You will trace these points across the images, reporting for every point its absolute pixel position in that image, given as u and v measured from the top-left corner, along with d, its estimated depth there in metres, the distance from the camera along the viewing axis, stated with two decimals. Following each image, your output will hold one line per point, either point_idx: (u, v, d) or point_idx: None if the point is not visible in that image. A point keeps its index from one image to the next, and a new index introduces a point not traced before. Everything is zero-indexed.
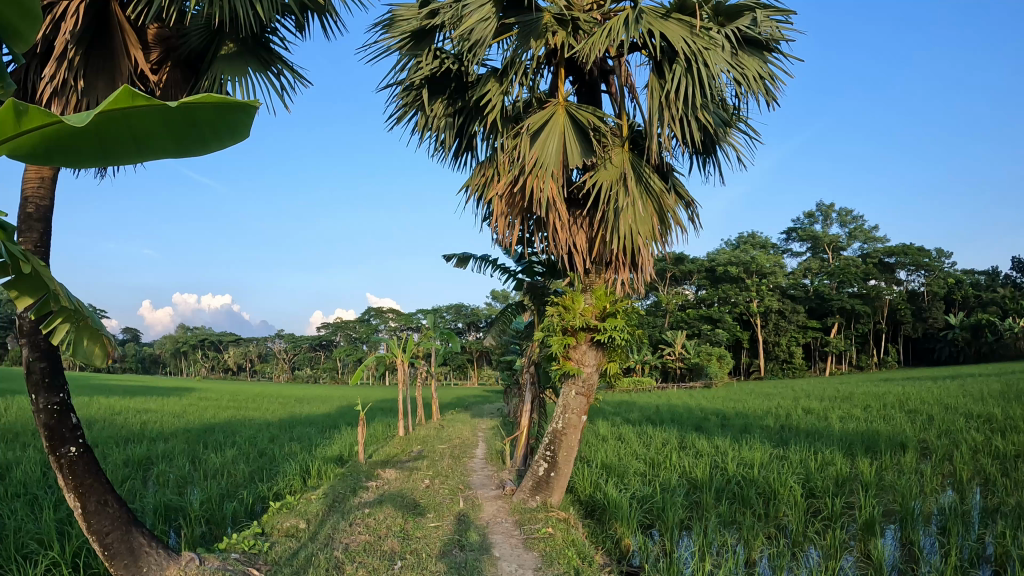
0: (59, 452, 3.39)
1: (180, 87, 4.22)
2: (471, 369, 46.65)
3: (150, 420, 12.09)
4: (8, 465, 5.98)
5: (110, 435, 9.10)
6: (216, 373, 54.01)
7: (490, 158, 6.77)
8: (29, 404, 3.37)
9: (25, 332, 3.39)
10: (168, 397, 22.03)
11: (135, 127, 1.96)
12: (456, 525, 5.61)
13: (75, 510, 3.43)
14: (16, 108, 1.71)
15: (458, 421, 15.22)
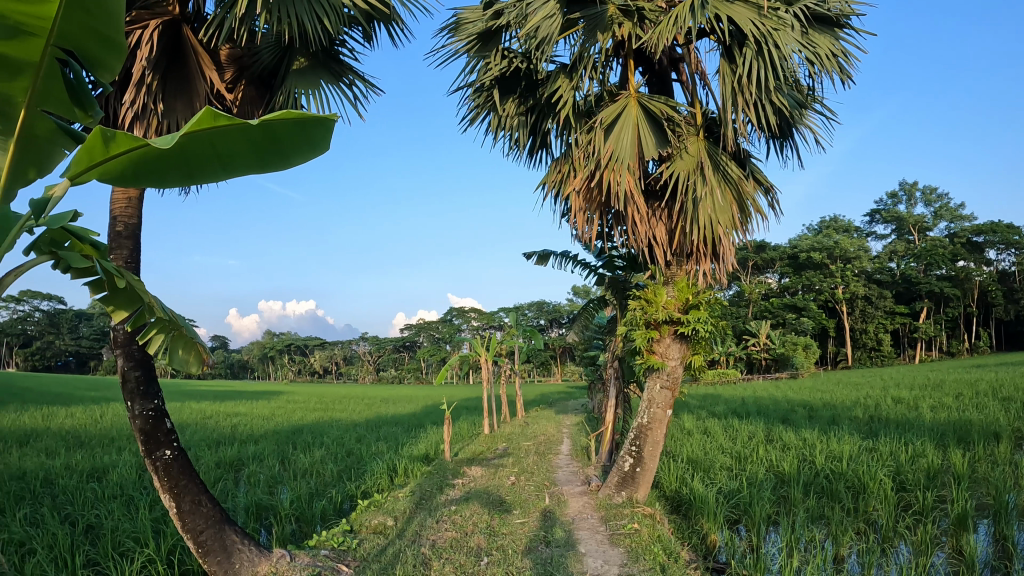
0: (155, 455, 3.58)
1: (256, 104, 4.40)
2: (555, 366, 46.66)
3: (244, 423, 12.60)
4: (108, 468, 6.34)
5: (207, 438, 9.53)
6: (304, 376, 55.85)
7: (565, 154, 6.75)
8: (126, 410, 3.57)
9: (119, 343, 3.58)
10: (263, 401, 22.94)
11: (212, 148, 2.32)
12: (542, 522, 5.63)
13: (171, 510, 3.62)
14: (102, 134, 2.03)
15: (543, 418, 15.26)
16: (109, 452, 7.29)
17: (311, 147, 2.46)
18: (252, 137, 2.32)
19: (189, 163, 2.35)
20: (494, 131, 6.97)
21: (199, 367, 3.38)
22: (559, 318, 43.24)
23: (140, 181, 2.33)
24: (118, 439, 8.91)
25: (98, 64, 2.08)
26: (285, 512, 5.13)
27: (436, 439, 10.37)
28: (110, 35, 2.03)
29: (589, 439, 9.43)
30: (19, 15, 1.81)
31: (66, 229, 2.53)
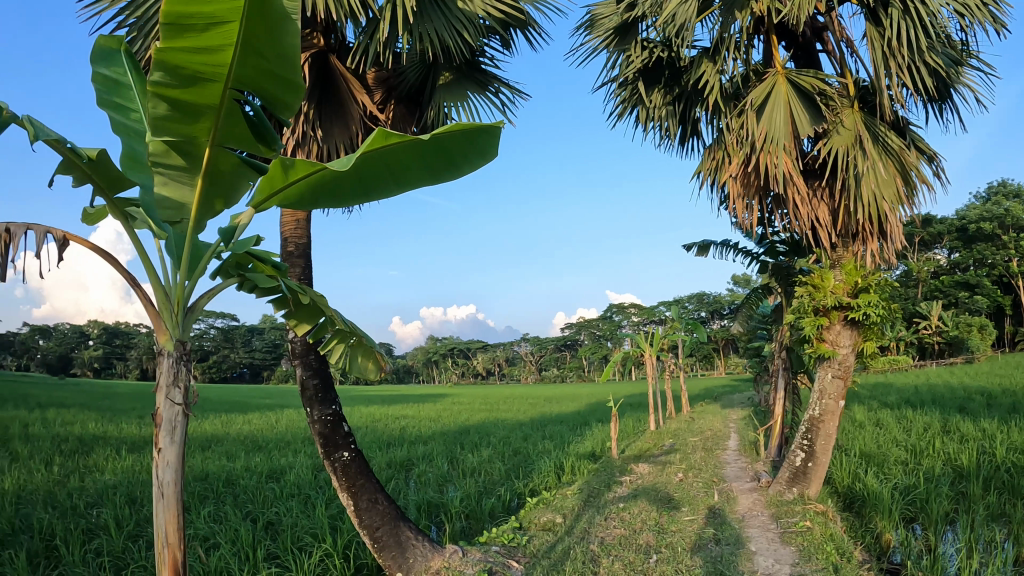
0: (333, 457, 3.86)
1: (407, 121, 4.61)
2: (718, 359, 45.25)
3: (413, 425, 13.21)
4: (284, 469, 6.88)
5: (383, 439, 10.09)
6: (467, 378, 57.62)
7: (718, 140, 6.55)
8: (307, 416, 3.87)
9: (298, 353, 3.89)
10: (438, 403, 23.96)
11: (385, 166, 2.53)
12: (712, 519, 5.51)
13: (350, 508, 3.91)
14: (285, 162, 2.30)
15: (709, 412, 14.87)
16: (292, 455, 7.93)
17: (479, 158, 2.62)
18: (422, 155, 2.52)
19: (363, 181, 2.59)
20: (643, 124, 6.89)
21: (378, 374, 3.61)
22: (722, 309, 41.84)
23: (317, 201, 2.60)
24: (304, 442, 9.66)
25: (280, 101, 2.28)
26: (455, 509, 5.35)
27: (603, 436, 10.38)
28: (289, 76, 2.18)
29: (758, 434, 9.08)
30: (199, 68, 1.96)
31: (252, 252, 2.76)
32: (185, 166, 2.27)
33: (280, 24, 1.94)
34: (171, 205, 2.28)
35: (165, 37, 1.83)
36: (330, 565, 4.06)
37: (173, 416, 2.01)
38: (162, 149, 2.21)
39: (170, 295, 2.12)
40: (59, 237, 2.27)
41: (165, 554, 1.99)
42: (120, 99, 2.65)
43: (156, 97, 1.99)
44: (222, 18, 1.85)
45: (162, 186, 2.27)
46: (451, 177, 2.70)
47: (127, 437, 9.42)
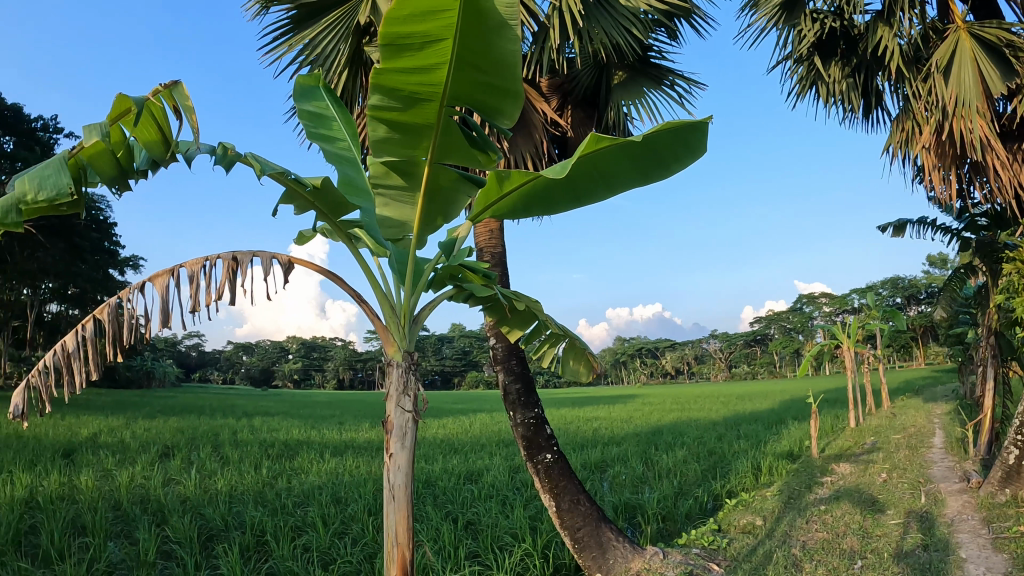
0: (536, 458, 4.03)
1: (586, 124, 4.68)
2: (914, 349, 41.72)
3: (602, 425, 13.28)
4: (483, 470, 7.13)
5: (574, 441, 10.22)
6: (658, 377, 56.74)
7: (906, 109, 6.06)
8: (511, 418, 4.06)
9: (500, 360, 4.08)
10: (627, 404, 23.86)
11: (601, 165, 2.57)
12: (921, 523, 5.07)
13: (552, 508, 4.03)
14: (500, 175, 2.49)
15: (913, 407, 13.77)
16: (484, 457, 8.20)
17: (688, 155, 2.57)
18: (629, 157, 2.54)
19: (576, 185, 2.68)
20: (823, 101, 6.51)
21: (588, 377, 3.92)
22: (915, 294, 38.54)
23: (532, 209, 2.76)
24: (494, 444, 9.96)
25: (496, 107, 2.31)
26: (651, 511, 5.30)
27: (800, 435, 9.90)
28: (502, 83, 2.20)
29: (968, 430, 8.30)
30: (413, 87, 2.09)
31: (463, 264, 2.99)
32: (403, 186, 2.53)
33: (492, 31, 1.97)
34: (394, 224, 2.59)
35: (385, 58, 1.96)
36: (529, 564, 4.16)
37: (404, 423, 2.18)
38: (382, 173, 2.49)
39: (396, 309, 2.34)
40: (284, 261, 2.54)
41: (395, 552, 2.12)
42: (324, 130, 2.88)
43: (377, 119, 2.19)
44: (436, 36, 1.93)
45: (384, 208, 2.58)
46: (660, 177, 2.68)
47: (332, 441, 10.17)
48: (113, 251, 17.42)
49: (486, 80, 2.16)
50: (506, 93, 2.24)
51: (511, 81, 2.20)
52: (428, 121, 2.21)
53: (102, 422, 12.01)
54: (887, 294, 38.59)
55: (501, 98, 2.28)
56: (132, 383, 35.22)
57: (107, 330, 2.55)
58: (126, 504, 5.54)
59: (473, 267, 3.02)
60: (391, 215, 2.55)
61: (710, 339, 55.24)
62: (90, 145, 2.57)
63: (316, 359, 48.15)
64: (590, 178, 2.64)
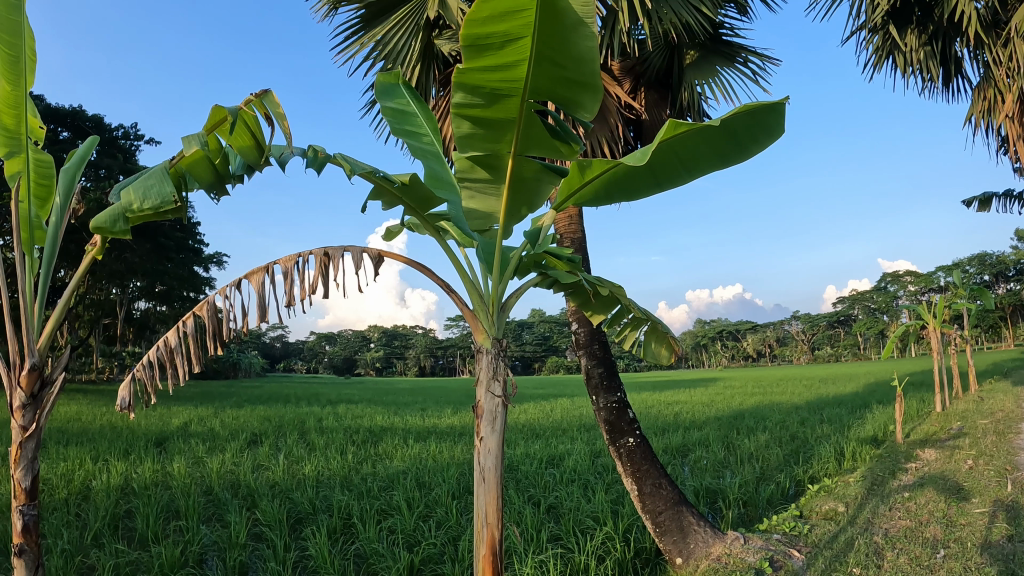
0: (618, 442, 4.06)
1: (660, 105, 4.65)
2: (1006, 328, 39.73)
3: (680, 410, 13.19)
4: (562, 455, 7.19)
5: (652, 426, 10.19)
6: (736, 362, 55.61)
7: (987, 77, 5.80)
8: (594, 402, 4.14)
9: (582, 344, 4.18)
10: (703, 389, 23.57)
11: (681, 151, 2.57)
12: (1008, 513, 4.87)
13: (634, 492, 4.06)
14: (581, 165, 2.48)
15: (1005, 390, 13.15)
16: (562, 442, 8.26)
17: (767, 136, 2.54)
18: (710, 140, 2.52)
19: (656, 172, 2.69)
20: (900, 72, 6.28)
21: (670, 361, 3.87)
22: (1004, 271, 36.74)
23: (615, 196, 2.76)
24: (570, 429, 10.01)
25: (578, 103, 2.32)
26: (731, 496, 5.28)
27: (885, 419, 9.58)
28: (583, 78, 2.21)
29: None
30: (495, 84, 2.13)
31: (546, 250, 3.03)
32: (489, 178, 2.55)
33: (570, 30, 1.99)
34: (480, 216, 2.65)
35: (466, 58, 2.03)
36: (610, 548, 4.19)
37: (494, 408, 2.24)
38: (467, 167, 2.56)
39: (485, 298, 2.39)
40: (375, 254, 2.63)
41: (485, 532, 2.19)
42: (408, 126, 2.91)
43: (461, 116, 2.25)
44: (516, 34, 1.98)
45: (470, 200, 2.66)
46: (740, 160, 2.65)
47: (410, 427, 10.41)
48: (196, 249, 18.14)
49: (566, 75, 2.18)
50: (584, 87, 2.25)
51: (591, 76, 2.21)
52: (511, 116, 2.25)
53: (192, 411, 12.59)
54: (977, 271, 36.62)
55: (581, 92, 2.28)
56: (217, 375, 36.73)
57: (207, 325, 2.69)
58: (216, 489, 5.81)
59: (556, 254, 3.03)
60: (476, 207, 2.63)
61: (785, 321, 53.86)
62: (190, 154, 2.71)
63: (391, 347, 49.22)
64: (669, 163, 2.64)
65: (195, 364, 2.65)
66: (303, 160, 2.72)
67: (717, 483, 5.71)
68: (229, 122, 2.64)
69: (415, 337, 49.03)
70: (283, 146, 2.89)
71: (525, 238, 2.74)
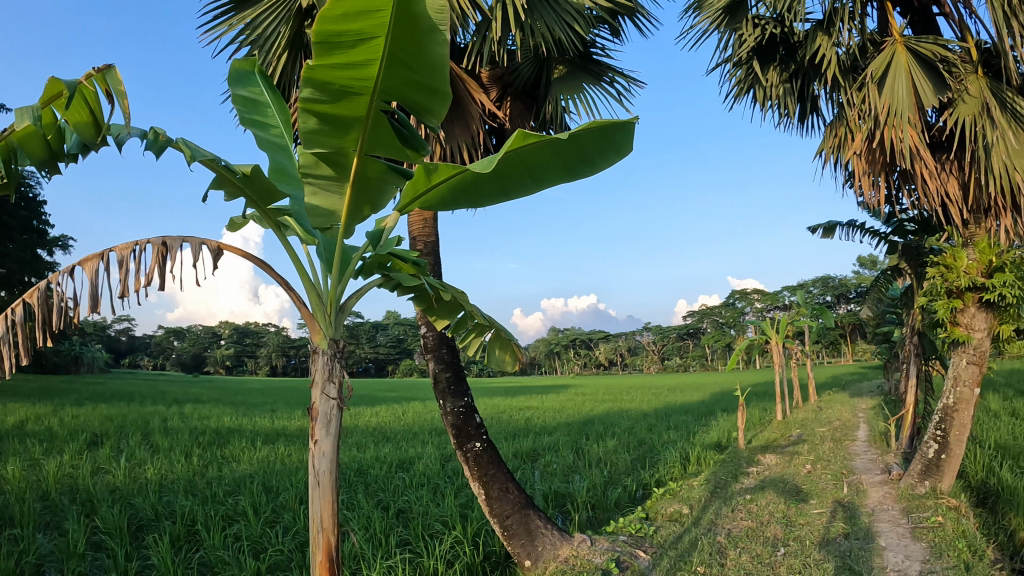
0: (466, 447, 4.03)
1: (525, 116, 4.75)
2: (843, 344, 43.35)
3: (536, 415, 13.44)
4: (415, 459, 7.21)
5: (506, 430, 10.35)
6: (587, 370, 57.82)
7: (840, 116, 6.27)
8: (441, 407, 4.08)
9: (430, 348, 4.09)
10: (560, 394, 24.08)
11: (529, 161, 2.60)
12: (842, 513, 5.28)
13: (482, 495, 4.07)
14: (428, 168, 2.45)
15: (838, 402, 14.30)
16: (417, 446, 8.23)
17: (613, 154, 2.64)
18: (560, 153, 2.59)
19: (503, 181, 2.71)
20: (760, 104, 6.68)
21: (514, 367, 3.86)
22: (844, 292, 40.04)
23: (460, 201, 2.75)
24: (431, 433, 9.99)
25: (426, 107, 2.34)
26: (581, 499, 5.43)
27: (728, 426, 10.16)
28: (432, 82, 2.24)
29: (888, 423, 8.65)
30: (345, 82, 2.08)
31: (392, 252, 3.01)
32: (332, 175, 2.55)
33: (423, 33, 2.00)
34: (323, 213, 2.60)
35: (317, 55, 1.96)
36: (460, 552, 4.20)
37: (329, 411, 2.18)
38: (311, 162, 2.51)
39: (323, 297, 2.30)
40: (215, 247, 2.50)
41: (321, 538, 2.15)
42: (258, 116, 2.83)
43: (307, 112, 2.17)
44: (369, 33, 1.95)
45: (313, 196, 2.60)
46: (585, 173, 2.74)
47: (267, 429, 10.05)
48: (40, 230, 16.77)
49: (416, 78, 2.19)
50: (432, 91, 2.27)
51: (440, 80, 2.24)
52: (359, 115, 2.22)
53: (24, 409, 11.56)
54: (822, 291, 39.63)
55: (429, 95, 2.31)
56: (58, 368, 33.96)
57: (35, 315, 2.48)
58: (51, 493, 5.37)
59: (401, 256, 3.05)
60: (319, 204, 2.57)
61: (640, 331, 56.47)
62: (19, 129, 2.48)
63: (243, 346, 47.39)
64: (517, 174, 2.67)
65: (22, 356, 2.43)
66: (142, 142, 2.55)
67: (567, 487, 5.87)
68: (66, 97, 2.45)
69: (275, 335, 47.30)
70: (124, 125, 2.70)
71: (366, 239, 2.76)
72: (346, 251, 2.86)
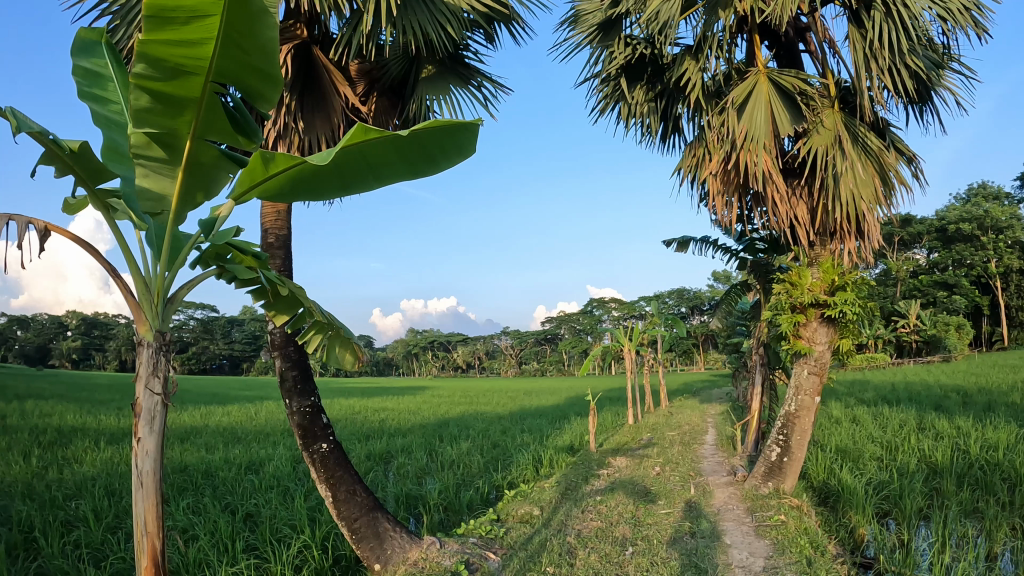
0: (312, 448, 3.96)
1: (389, 112, 4.79)
2: (701, 354, 45.78)
3: (392, 418, 13.36)
4: (266, 461, 7.04)
5: (356, 432, 10.26)
6: (448, 372, 58.15)
7: (699, 137, 6.63)
8: (286, 407, 3.99)
9: (277, 345, 3.99)
10: (421, 396, 23.93)
11: (371, 158, 2.77)
12: (687, 512, 5.59)
13: (328, 498, 4.01)
14: (265, 158, 2.52)
15: (688, 408, 15.11)
16: (268, 448, 8.00)
17: (453, 153, 2.89)
18: (402, 151, 2.78)
19: (343, 176, 2.85)
20: (625, 121, 6.98)
21: (354, 366, 3.84)
22: (701, 304, 42.43)
23: (298, 193, 2.84)
24: (286, 434, 9.73)
25: (255, 90, 2.54)
26: (432, 502, 5.49)
27: (581, 430, 10.48)
28: (263, 66, 2.44)
29: (734, 428, 9.20)
30: (181, 60, 2.21)
31: (232, 244, 3.02)
32: (165, 159, 2.50)
33: (255, 17, 2.19)
34: (152, 196, 2.53)
35: (150, 31, 2.08)
36: (307, 556, 4.15)
37: (153, 407, 2.19)
38: (144, 142, 2.43)
39: (150, 287, 2.30)
40: (40, 228, 2.32)
41: (145, 543, 2.16)
42: (99, 91, 2.73)
43: (140, 90, 2.24)
44: (203, 13, 2.10)
45: (143, 178, 2.51)
46: (424, 170, 2.97)
47: (112, 429, 9.46)
48: None
49: (247, 61, 2.38)
50: (266, 76, 2.49)
51: (270, 64, 2.45)
52: (193, 95, 2.34)
53: None
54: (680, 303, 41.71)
55: (262, 81, 2.52)
56: None
57: None
58: None
59: (241, 246, 3.06)
60: (150, 187, 2.50)
61: (500, 336, 57.54)
62: None
63: (93, 339, 44.02)
64: (358, 170, 2.83)
65: None
66: None
67: (418, 489, 5.92)
68: None
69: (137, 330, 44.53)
70: None
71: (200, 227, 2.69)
72: (178, 238, 2.83)
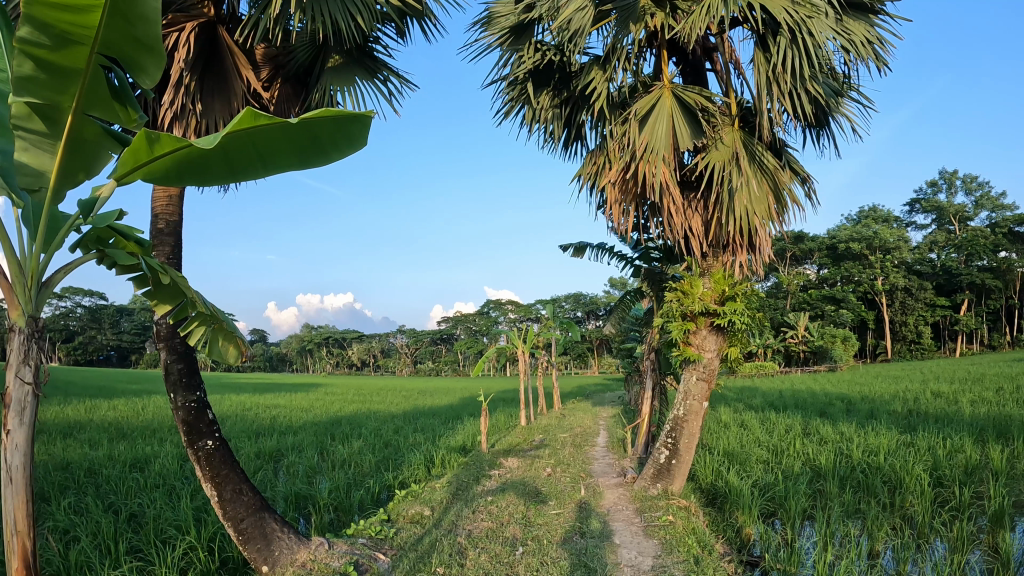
0: (196, 445, 3.74)
1: (291, 101, 4.59)
2: (593, 357, 46.82)
3: (281, 415, 12.92)
4: (146, 459, 6.64)
5: (243, 430, 9.85)
6: (340, 368, 57.12)
7: (600, 146, 6.74)
8: (169, 402, 3.73)
9: (162, 336, 3.76)
10: (308, 391, 23.30)
11: (260, 146, 2.67)
12: (577, 513, 5.66)
13: (213, 498, 3.79)
14: (150, 138, 2.35)
15: (579, 410, 15.40)
16: (151, 444, 7.57)
17: (347, 146, 2.82)
18: (294, 140, 2.69)
19: (232, 164, 2.73)
20: (529, 125, 7.00)
21: (238, 362, 3.63)
22: (596, 309, 43.32)
23: (184, 178, 2.68)
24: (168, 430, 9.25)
25: (140, 66, 2.40)
26: (323, 501, 5.33)
27: (473, 430, 10.47)
28: (149, 40, 2.33)
29: (624, 431, 9.42)
30: (66, 24, 2.08)
31: (113, 229, 2.82)
32: (46, 132, 2.33)
33: None
34: (32, 172, 2.32)
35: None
36: (193, 559, 3.93)
37: (23, 398, 2.02)
38: (24, 113, 2.26)
39: (23, 266, 2.10)
40: None
41: (14, 542, 2.03)
42: None
43: (21, 56, 2.09)
44: None
45: (21, 152, 2.31)
46: (316, 164, 2.88)
47: None
48: None
49: (133, 33, 2.27)
50: (149, 50, 2.36)
51: (157, 38, 2.34)
52: (78, 66, 2.21)
53: None
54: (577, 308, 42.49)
55: (145, 55, 2.38)
56: None
57: None
58: None
59: (124, 232, 2.84)
60: (31, 161, 2.30)
61: (395, 334, 56.88)
62: None
63: None
64: (247, 158, 2.71)
65: None
66: None
67: (310, 488, 5.75)
68: None
69: None
70: None
71: (80, 208, 2.49)
72: (58, 218, 2.61)
